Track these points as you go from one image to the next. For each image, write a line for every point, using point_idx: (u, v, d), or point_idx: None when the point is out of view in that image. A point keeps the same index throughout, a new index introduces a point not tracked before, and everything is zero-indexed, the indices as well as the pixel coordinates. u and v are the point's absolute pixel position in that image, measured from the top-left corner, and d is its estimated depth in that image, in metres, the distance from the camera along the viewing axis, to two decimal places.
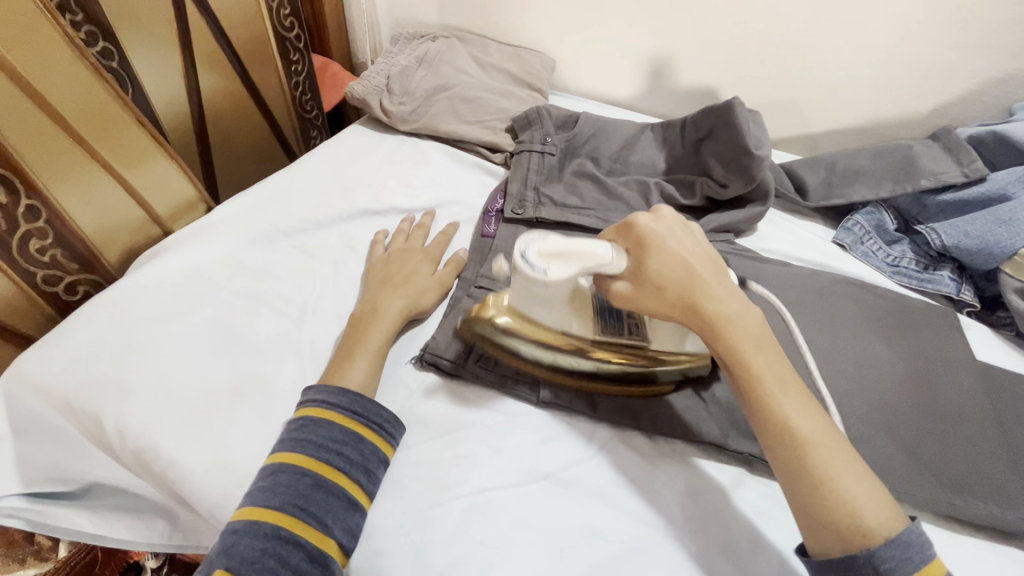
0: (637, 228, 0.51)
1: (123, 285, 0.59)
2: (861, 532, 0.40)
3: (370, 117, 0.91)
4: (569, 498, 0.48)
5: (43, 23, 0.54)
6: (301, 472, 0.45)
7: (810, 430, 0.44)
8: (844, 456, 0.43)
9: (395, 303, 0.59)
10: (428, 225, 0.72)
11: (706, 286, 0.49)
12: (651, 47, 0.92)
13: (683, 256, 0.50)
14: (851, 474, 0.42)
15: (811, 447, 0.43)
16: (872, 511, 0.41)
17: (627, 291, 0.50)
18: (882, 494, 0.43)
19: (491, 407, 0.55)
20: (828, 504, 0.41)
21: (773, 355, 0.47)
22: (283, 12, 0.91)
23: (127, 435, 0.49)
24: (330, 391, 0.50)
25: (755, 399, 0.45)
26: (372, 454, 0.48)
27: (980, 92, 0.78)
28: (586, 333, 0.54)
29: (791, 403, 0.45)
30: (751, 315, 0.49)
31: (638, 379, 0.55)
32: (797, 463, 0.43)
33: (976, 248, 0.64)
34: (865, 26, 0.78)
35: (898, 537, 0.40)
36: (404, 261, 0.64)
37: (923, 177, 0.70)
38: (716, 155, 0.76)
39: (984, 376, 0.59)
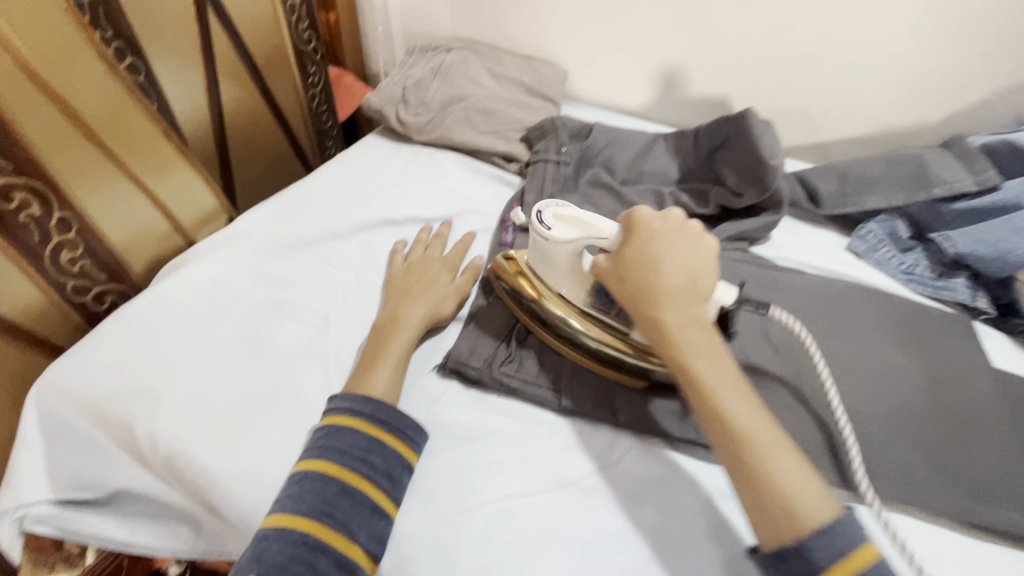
0: (630, 220, 0.53)
1: (151, 295, 0.60)
2: (790, 522, 0.40)
3: (387, 128, 0.93)
4: (593, 505, 0.49)
5: (78, 42, 0.56)
6: (326, 479, 0.46)
7: (746, 426, 0.42)
8: (780, 455, 0.42)
9: (415, 311, 0.60)
10: (445, 234, 0.73)
11: (670, 293, 0.48)
12: (663, 58, 0.93)
13: (659, 259, 0.49)
14: (789, 472, 0.41)
15: (745, 441, 0.42)
16: (804, 508, 0.40)
17: (603, 271, 0.53)
18: (823, 491, 0.41)
19: (513, 415, 0.55)
20: (763, 495, 0.41)
21: (720, 360, 0.46)
22: (302, 25, 0.93)
23: (158, 442, 0.50)
24: (354, 399, 0.50)
25: (698, 398, 0.45)
26: (396, 461, 0.48)
27: (992, 100, 0.79)
28: (579, 302, 0.58)
29: (731, 400, 0.44)
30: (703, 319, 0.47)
31: (626, 366, 0.56)
32: (729, 455, 0.42)
33: (991, 257, 0.65)
34: (876, 37, 0.79)
35: (827, 528, 0.39)
36: (424, 270, 0.65)
37: (936, 186, 0.71)
38: (730, 164, 0.76)
39: (1001, 383, 0.59)
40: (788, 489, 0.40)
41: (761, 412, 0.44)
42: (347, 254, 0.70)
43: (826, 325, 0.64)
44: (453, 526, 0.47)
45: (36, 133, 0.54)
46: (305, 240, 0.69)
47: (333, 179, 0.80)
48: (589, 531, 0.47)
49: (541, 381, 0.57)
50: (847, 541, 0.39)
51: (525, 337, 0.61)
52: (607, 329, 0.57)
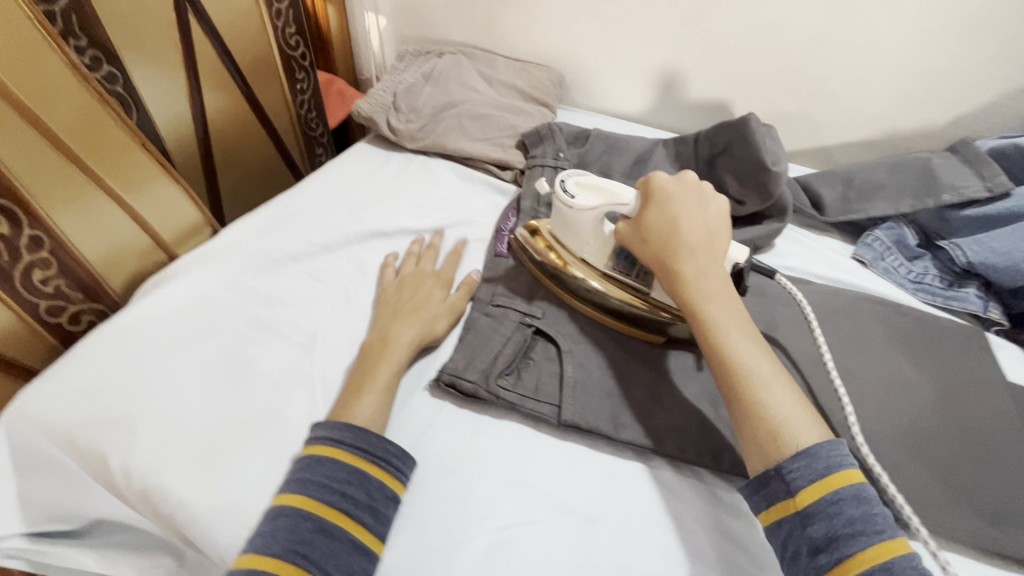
0: (650, 183, 0.57)
1: (129, 314, 0.57)
2: (773, 443, 0.43)
3: (377, 135, 0.90)
4: (593, 534, 0.46)
5: (48, 51, 0.53)
6: (303, 515, 0.43)
7: (744, 355, 0.47)
8: (773, 384, 0.45)
9: (406, 333, 0.57)
10: (438, 245, 0.71)
11: (687, 247, 0.53)
12: (660, 61, 0.90)
13: (677, 217, 0.54)
14: (779, 400, 0.44)
15: (742, 368, 0.46)
16: (787, 432, 0.43)
17: (626, 233, 0.58)
18: (812, 422, 0.44)
19: (509, 438, 0.53)
20: (753, 420, 0.44)
21: (731, 303, 0.50)
22: (288, 30, 0.91)
23: (133, 474, 0.47)
24: (336, 427, 0.48)
25: (705, 337, 0.49)
26: (379, 493, 0.46)
27: (999, 103, 0.77)
28: (600, 265, 0.62)
29: (733, 335, 0.48)
30: (717, 270, 0.52)
31: (642, 322, 0.59)
32: (725, 382, 0.46)
33: (1003, 265, 0.62)
34: (879, 38, 0.77)
35: (808, 453, 0.42)
36: (416, 287, 0.63)
37: (944, 192, 0.69)
38: (731, 170, 0.74)
39: (1016, 397, 0.57)
40: (776, 412, 0.44)
41: (764, 351, 0.48)
42: (335, 268, 0.67)
43: (832, 336, 0.62)
44: (446, 559, 0.45)
45: (4, 147, 0.51)
46: (292, 254, 0.66)
47: (321, 189, 0.78)
48: (590, 562, 0.45)
49: (540, 396, 0.54)
50: (825, 461, 0.41)
51: (525, 348, 0.59)
52: (624, 289, 0.60)
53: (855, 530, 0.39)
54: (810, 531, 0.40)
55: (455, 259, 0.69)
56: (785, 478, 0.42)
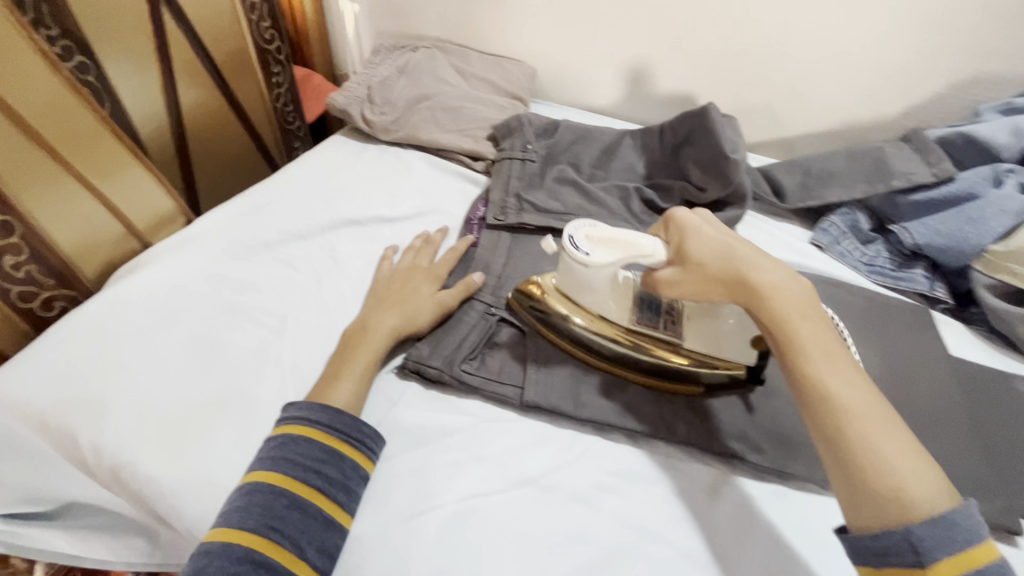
0: (676, 218, 0.53)
1: (102, 299, 0.58)
2: (903, 502, 0.39)
3: (352, 128, 0.92)
4: (552, 502, 0.48)
5: (17, 39, 0.54)
6: (278, 492, 0.44)
7: (850, 393, 0.43)
8: (888, 425, 0.42)
9: (385, 322, 0.58)
10: (438, 241, 0.72)
11: (755, 268, 0.49)
12: (627, 56, 0.93)
13: (729, 238, 0.51)
14: (896, 450, 0.41)
15: (854, 409, 0.42)
16: (915, 485, 0.39)
17: (672, 275, 0.51)
18: (933, 471, 0.40)
19: (473, 414, 0.55)
20: (880, 482, 0.40)
21: (817, 331, 0.46)
22: (264, 24, 0.92)
23: (104, 451, 0.48)
24: (312, 408, 0.49)
25: (807, 382, 0.44)
26: (352, 471, 0.47)
27: (947, 94, 0.81)
28: (624, 322, 0.57)
29: (833, 371, 0.44)
30: (795, 290, 0.48)
31: (681, 376, 0.55)
32: (842, 438, 0.42)
33: (947, 246, 0.66)
34: (834, 32, 0.80)
35: (943, 517, 0.38)
36: (406, 280, 0.64)
37: (895, 178, 0.72)
38: (694, 159, 0.77)
39: (956, 370, 0.60)
40: (901, 459, 0.40)
41: (865, 389, 0.44)
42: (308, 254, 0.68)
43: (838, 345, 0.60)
44: (406, 527, 0.46)
45: None
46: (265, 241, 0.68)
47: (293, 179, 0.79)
48: (547, 527, 0.47)
49: (503, 377, 0.57)
50: (966, 532, 0.37)
51: (491, 334, 0.61)
52: (655, 343, 0.56)
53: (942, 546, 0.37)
54: None
55: (430, 248, 0.70)
56: (915, 540, 0.37)
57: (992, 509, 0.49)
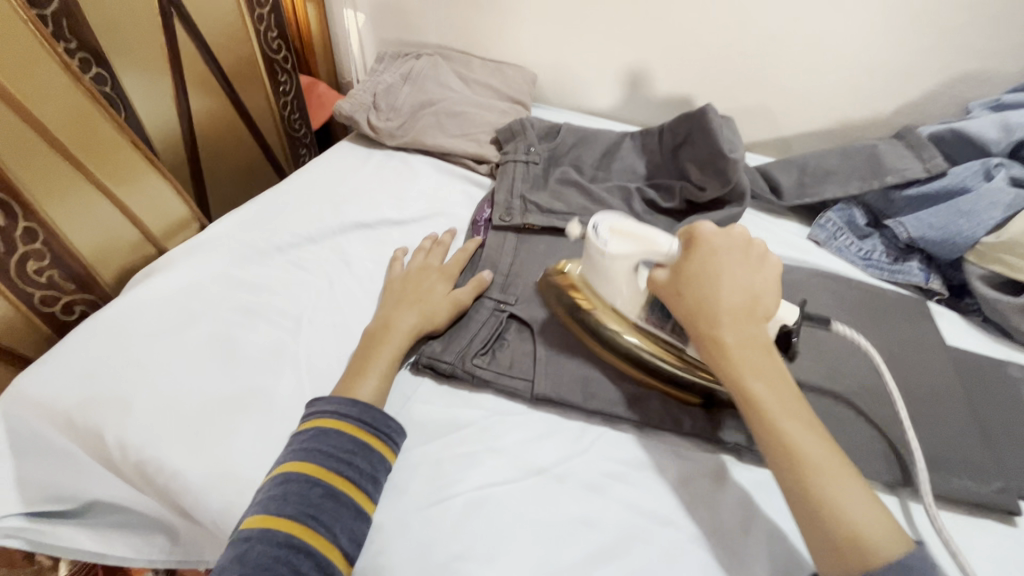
0: (697, 234, 0.54)
1: (123, 302, 0.60)
2: (857, 551, 0.40)
3: (358, 134, 0.94)
4: (563, 490, 0.50)
5: (40, 52, 0.56)
6: (312, 482, 0.46)
7: (807, 446, 0.44)
8: (843, 479, 0.43)
9: (406, 319, 0.60)
10: (447, 242, 0.73)
11: (728, 312, 0.50)
12: (626, 60, 0.95)
13: (722, 280, 0.51)
14: (851, 496, 0.42)
15: (808, 462, 0.43)
16: (873, 539, 0.40)
17: (662, 279, 0.54)
18: (885, 518, 0.42)
19: (485, 408, 0.56)
20: (826, 522, 0.41)
21: (779, 382, 0.48)
22: (271, 34, 0.94)
23: (129, 448, 0.50)
24: (341, 402, 0.51)
25: (763, 423, 0.46)
26: (380, 464, 0.49)
27: (938, 92, 0.83)
28: (630, 314, 0.58)
29: (791, 423, 0.45)
30: (762, 343, 0.49)
31: (679, 381, 0.56)
32: (788, 474, 0.44)
33: (940, 239, 0.68)
34: (826, 34, 0.83)
35: (899, 562, 0.39)
36: (421, 280, 0.65)
37: (888, 174, 0.74)
38: (693, 159, 0.79)
39: (952, 358, 0.62)
40: (848, 514, 0.41)
41: (821, 439, 0.45)
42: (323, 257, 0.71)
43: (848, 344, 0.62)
44: (424, 516, 0.48)
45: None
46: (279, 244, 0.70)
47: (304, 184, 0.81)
48: (561, 514, 0.48)
49: (513, 371, 0.58)
50: (924, 574, 0.39)
51: (501, 330, 0.63)
52: (659, 344, 0.57)
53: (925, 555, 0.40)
54: None
55: (439, 248, 0.72)
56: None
57: (989, 489, 0.51)
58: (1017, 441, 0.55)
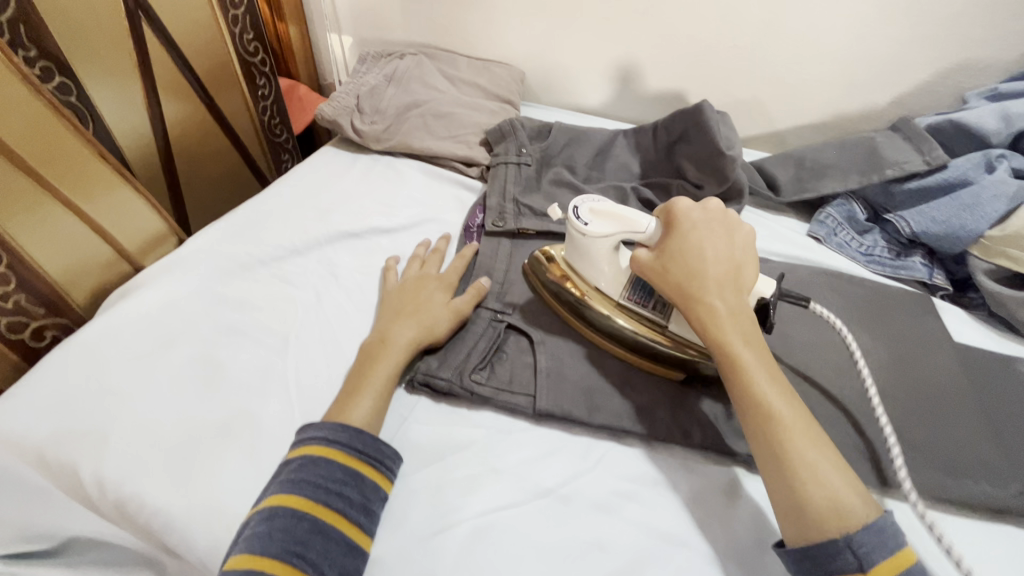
0: (675, 211, 0.56)
1: (97, 326, 0.57)
2: (830, 512, 0.40)
3: (342, 139, 0.90)
4: (571, 513, 0.47)
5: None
6: (300, 516, 0.43)
7: (789, 407, 0.45)
8: (821, 444, 0.44)
9: (404, 333, 0.57)
10: (443, 249, 0.71)
11: (710, 282, 0.51)
12: (616, 56, 0.93)
13: (704, 251, 0.53)
14: (820, 458, 0.42)
15: (789, 422, 0.44)
16: (843, 499, 0.41)
17: (645, 259, 0.55)
18: (855, 483, 0.42)
19: (486, 426, 0.54)
20: (794, 483, 0.42)
21: (761, 348, 0.48)
22: (246, 36, 0.90)
23: (107, 485, 0.47)
24: (331, 427, 0.48)
25: (741, 387, 0.47)
26: (373, 493, 0.46)
27: (933, 82, 0.82)
28: (614, 295, 0.59)
29: (772, 384, 0.46)
30: (746, 312, 0.50)
31: (660, 357, 0.57)
32: (760, 436, 0.45)
33: (943, 233, 0.67)
34: (820, 26, 0.81)
35: (873, 523, 0.40)
36: (418, 289, 0.62)
37: (889, 168, 0.72)
38: (689, 157, 0.77)
39: (961, 356, 0.60)
40: (827, 473, 0.42)
41: (797, 403, 0.46)
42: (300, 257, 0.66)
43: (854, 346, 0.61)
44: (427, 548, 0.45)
45: None
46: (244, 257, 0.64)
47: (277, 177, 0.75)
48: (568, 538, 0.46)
49: (514, 387, 0.56)
50: (894, 539, 0.39)
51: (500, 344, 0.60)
52: (642, 321, 0.58)
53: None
54: None
55: (434, 254, 0.69)
56: (854, 549, 0.39)
57: (1006, 494, 0.49)
58: None
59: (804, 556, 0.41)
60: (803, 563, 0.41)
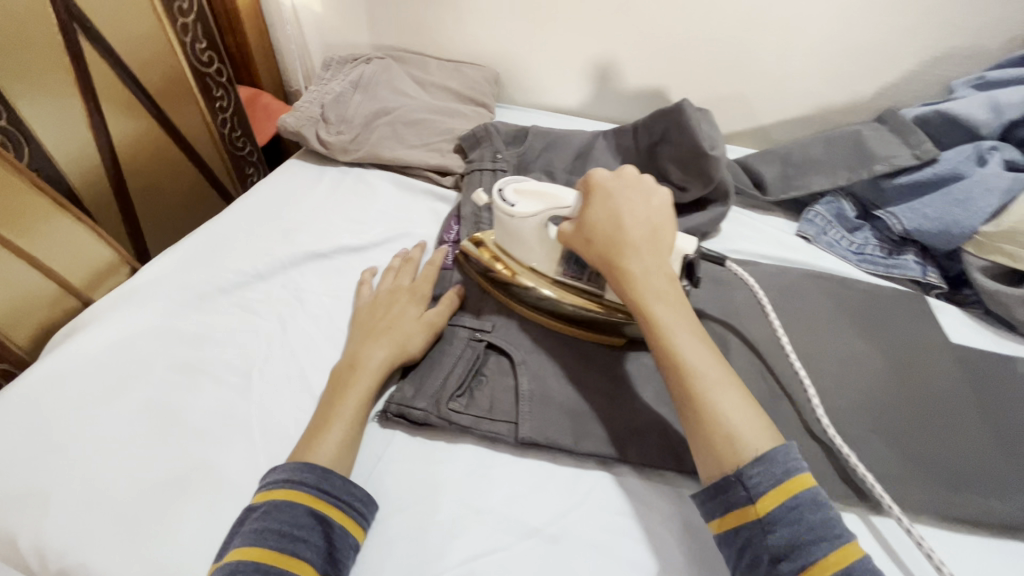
0: (591, 180, 0.54)
1: (39, 373, 0.52)
2: (731, 451, 0.41)
3: (307, 150, 0.85)
4: (560, 555, 0.44)
5: None
6: (263, 571, 0.39)
7: (694, 355, 0.45)
8: (730, 388, 0.44)
9: (376, 354, 0.53)
10: (418, 257, 0.67)
11: (629, 245, 0.50)
12: (592, 53, 0.89)
13: (621, 213, 0.52)
14: (732, 407, 0.43)
15: (694, 369, 0.44)
16: (748, 438, 0.41)
17: (569, 232, 0.54)
18: (766, 426, 0.43)
19: (466, 462, 0.50)
20: (708, 432, 0.42)
21: (677, 305, 0.48)
22: (199, 45, 0.84)
23: (49, 553, 0.43)
24: (293, 466, 0.45)
25: (659, 346, 0.46)
26: (342, 540, 0.42)
27: (919, 72, 0.79)
28: (550, 272, 0.59)
29: (682, 334, 0.46)
30: (663, 270, 0.50)
31: (599, 325, 0.58)
32: (678, 391, 0.44)
33: (937, 230, 0.64)
34: (801, 17, 0.78)
35: (770, 456, 0.40)
36: (390, 304, 0.59)
37: (878, 164, 0.70)
38: (673, 159, 0.73)
39: (960, 358, 0.58)
40: (733, 415, 0.42)
41: (712, 354, 0.46)
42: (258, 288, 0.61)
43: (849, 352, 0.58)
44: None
45: None
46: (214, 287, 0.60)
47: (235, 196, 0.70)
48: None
49: (496, 415, 0.52)
50: (784, 467, 0.40)
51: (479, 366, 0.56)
52: (579, 295, 0.58)
53: (817, 538, 0.37)
54: (771, 539, 0.39)
55: (407, 267, 0.65)
56: (746, 484, 0.40)
57: (1015, 509, 0.47)
58: None
59: (712, 499, 0.41)
60: (711, 507, 0.42)
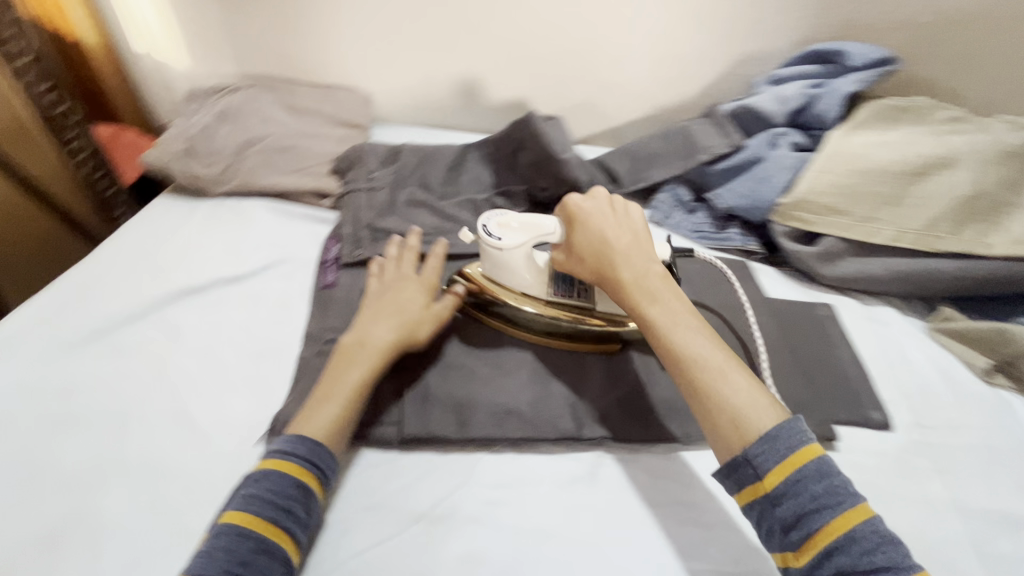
0: (568, 206, 0.61)
1: None
2: (738, 431, 0.46)
3: (177, 186, 0.84)
4: (444, 532, 0.49)
5: None
6: (245, 535, 0.44)
7: (694, 345, 0.51)
8: (722, 368, 0.50)
9: (383, 335, 0.57)
10: (416, 244, 0.68)
11: (619, 255, 0.57)
12: (455, 71, 0.95)
13: (597, 232, 0.58)
14: (733, 389, 0.48)
15: (692, 358, 0.50)
16: (750, 415, 0.47)
17: (562, 260, 0.60)
18: (773, 403, 0.48)
19: (354, 466, 0.54)
20: (710, 411, 0.48)
21: (669, 304, 0.54)
22: (41, 87, 0.80)
23: None
24: (290, 440, 0.49)
25: (660, 343, 0.52)
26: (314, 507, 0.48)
27: (734, 71, 0.91)
28: (541, 293, 0.63)
29: (683, 328, 0.52)
30: (653, 273, 0.56)
31: (584, 337, 0.62)
32: (683, 381, 0.50)
33: (749, 206, 0.77)
34: (632, 29, 0.88)
35: (769, 433, 0.45)
36: (397, 293, 0.61)
37: (701, 153, 0.82)
38: (530, 163, 0.81)
39: (770, 309, 0.70)
40: (728, 394, 0.48)
41: (711, 342, 0.51)
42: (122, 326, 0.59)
43: None
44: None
45: None
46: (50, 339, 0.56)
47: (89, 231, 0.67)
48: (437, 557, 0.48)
49: (379, 418, 0.56)
50: (786, 442, 0.45)
51: None
52: (569, 310, 0.62)
53: (820, 505, 0.42)
54: (779, 511, 0.44)
55: (393, 261, 0.66)
56: (754, 463, 0.45)
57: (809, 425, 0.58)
58: (830, 373, 0.64)
59: (728, 478, 0.46)
60: (731, 485, 0.47)
